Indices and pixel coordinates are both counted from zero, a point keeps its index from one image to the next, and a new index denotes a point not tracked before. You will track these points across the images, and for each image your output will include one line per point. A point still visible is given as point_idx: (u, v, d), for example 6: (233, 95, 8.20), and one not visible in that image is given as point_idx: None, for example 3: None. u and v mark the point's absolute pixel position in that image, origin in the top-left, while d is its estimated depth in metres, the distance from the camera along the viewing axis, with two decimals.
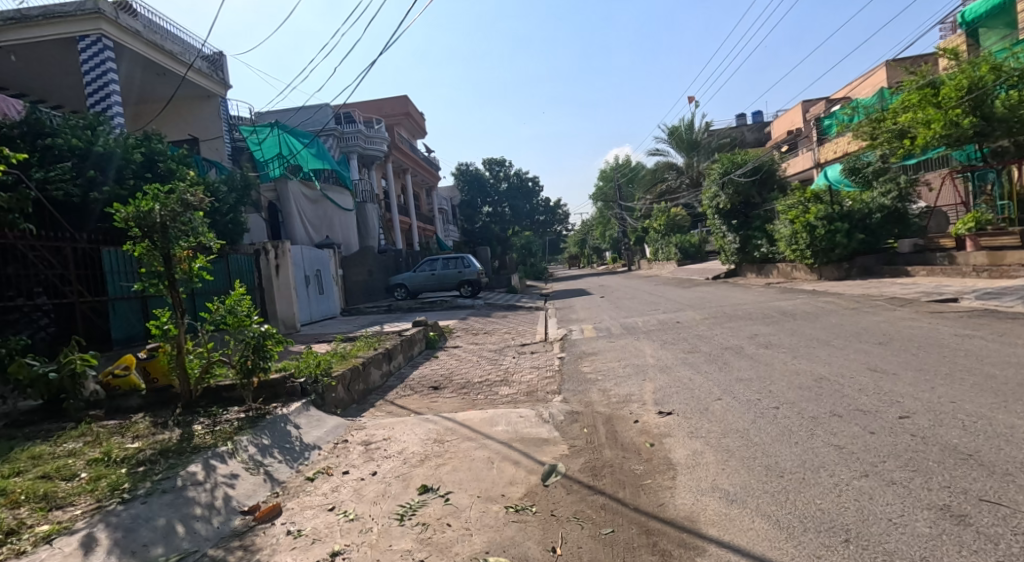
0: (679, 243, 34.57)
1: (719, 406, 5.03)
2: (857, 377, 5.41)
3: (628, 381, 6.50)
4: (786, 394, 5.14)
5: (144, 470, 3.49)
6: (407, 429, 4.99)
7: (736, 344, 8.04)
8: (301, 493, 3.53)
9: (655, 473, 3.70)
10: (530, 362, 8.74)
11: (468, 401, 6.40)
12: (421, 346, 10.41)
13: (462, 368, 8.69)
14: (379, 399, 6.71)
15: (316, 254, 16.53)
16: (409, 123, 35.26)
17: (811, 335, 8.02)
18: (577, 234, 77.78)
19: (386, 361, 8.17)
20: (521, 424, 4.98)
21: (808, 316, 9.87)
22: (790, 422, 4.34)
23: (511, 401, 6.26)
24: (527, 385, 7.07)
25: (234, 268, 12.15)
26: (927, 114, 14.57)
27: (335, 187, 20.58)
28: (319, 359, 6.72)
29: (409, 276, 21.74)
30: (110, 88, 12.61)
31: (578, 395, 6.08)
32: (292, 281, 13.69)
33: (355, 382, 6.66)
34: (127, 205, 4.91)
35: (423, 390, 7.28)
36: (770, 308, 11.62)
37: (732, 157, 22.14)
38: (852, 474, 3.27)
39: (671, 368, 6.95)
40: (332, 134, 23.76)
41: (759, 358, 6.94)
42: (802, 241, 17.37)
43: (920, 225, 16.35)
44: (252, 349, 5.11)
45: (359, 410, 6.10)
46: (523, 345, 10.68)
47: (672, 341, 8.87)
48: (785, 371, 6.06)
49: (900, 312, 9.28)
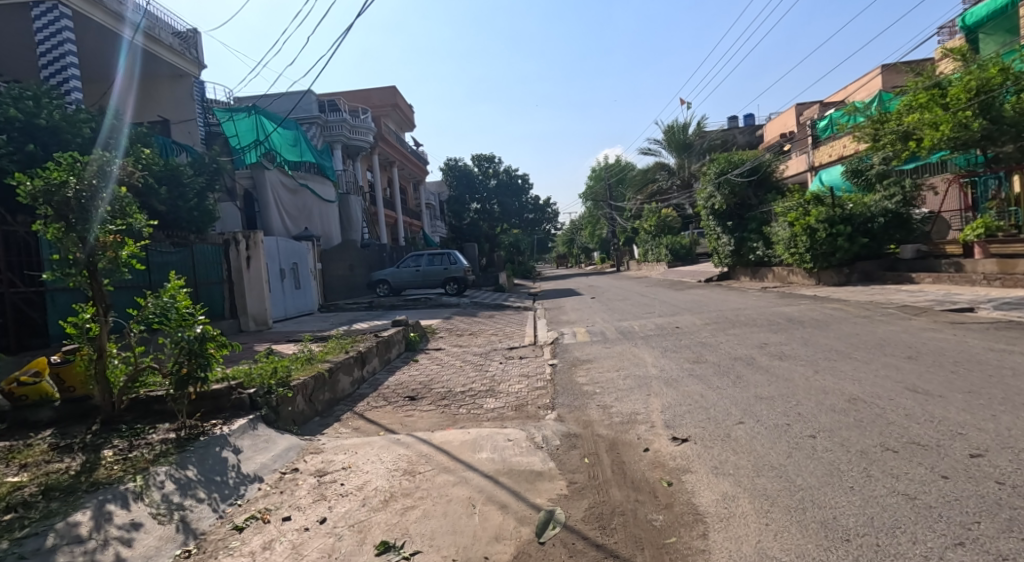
0: (670, 244, 33.91)
1: (742, 432, 4.27)
2: (897, 398, 4.68)
3: (631, 396, 5.71)
4: (821, 418, 4.39)
5: (11, 521, 2.68)
6: (372, 455, 4.17)
7: (745, 354, 7.31)
8: (222, 553, 2.72)
9: (680, 527, 2.93)
10: (519, 370, 7.94)
11: (449, 417, 5.58)
12: (399, 348, 9.56)
13: (443, 375, 7.85)
14: (346, 412, 5.88)
15: (293, 246, 15.62)
16: (397, 115, 34.35)
17: (828, 346, 7.30)
18: (565, 232, 77.09)
19: (358, 366, 7.32)
20: (510, 451, 4.18)
21: (818, 324, 9.16)
22: (836, 458, 3.57)
23: (497, 417, 5.45)
24: (515, 397, 6.27)
25: (196, 260, 11.33)
26: (935, 115, 13.96)
27: (315, 177, 19.69)
28: (279, 364, 5.89)
29: (392, 272, 20.78)
30: (67, 61, 11.66)
31: (576, 413, 5.30)
32: (264, 274, 12.72)
33: (319, 392, 5.83)
34: (34, 177, 4.05)
35: (399, 400, 6.45)
36: (773, 313, 10.92)
37: (729, 157, 21.42)
38: (941, 542, 2.51)
39: (678, 381, 6.17)
40: (316, 122, 22.81)
41: (776, 371, 6.19)
42: (802, 245, 16.62)
43: (924, 231, 15.72)
44: (188, 355, 4.23)
45: (321, 426, 5.26)
46: (511, 349, 9.88)
47: (674, 349, 8.11)
48: (810, 389, 5.29)
49: (916, 322, 8.60)
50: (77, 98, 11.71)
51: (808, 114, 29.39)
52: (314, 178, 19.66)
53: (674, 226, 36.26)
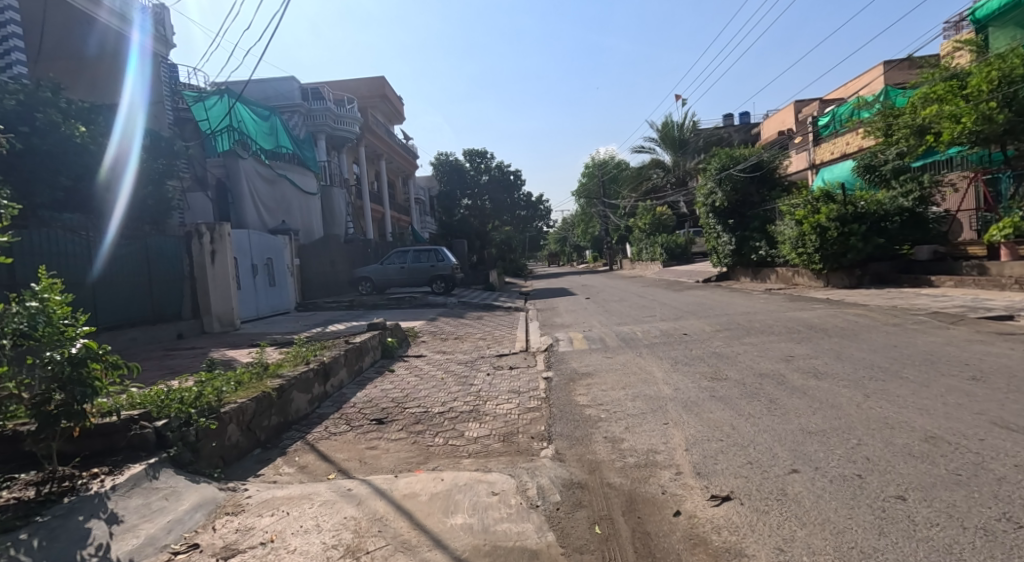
0: (664, 243, 32.96)
1: (800, 488, 3.24)
2: (988, 438, 3.68)
3: (645, 426, 4.66)
4: (902, 469, 3.34)
5: None
6: (306, 518, 3.09)
7: (771, 369, 6.32)
8: None
9: None
10: (508, 383, 6.89)
11: (421, 452, 4.52)
12: (374, 355, 8.49)
13: (421, 389, 6.80)
14: (294, 442, 4.80)
15: (266, 239, 14.45)
16: (385, 107, 33.19)
17: (867, 361, 6.29)
18: (557, 230, 75.94)
19: (320, 380, 6.24)
20: (496, 514, 3.14)
21: (844, 333, 8.13)
22: (954, 542, 2.53)
23: (481, 453, 4.41)
24: (504, 422, 5.22)
25: (150, 255, 10.22)
26: (955, 107, 12.98)
27: (295, 168, 18.51)
28: (211, 383, 4.75)
29: (375, 269, 19.62)
30: (9, 31, 10.61)
31: (578, 452, 4.24)
32: (230, 268, 11.53)
33: (262, 418, 4.73)
34: None
35: (364, 424, 5.36)
36: (790, 319, 9.92)
37: (731, 153, 20.42)
38: None
39: (700, 405, 5.13)
40: (298, 110, 21.54)
41: (816, 394, 5.15)
42: (810, 244, 15.66)
43: (940, 231, 14.82)
44: (61, 384, 3.16)
45: (257, 466, 4.17)
46: (500, 357, 8.78)
47: (686, 361, 7.08)
48: (868, 421, 4.23)
49: (958, 332, 7.60)
50: (20, 72, 10.72)
51: (808, 111, 28.58)
52: (294, 168, 18.46)
53: (669, 225, 35.39)
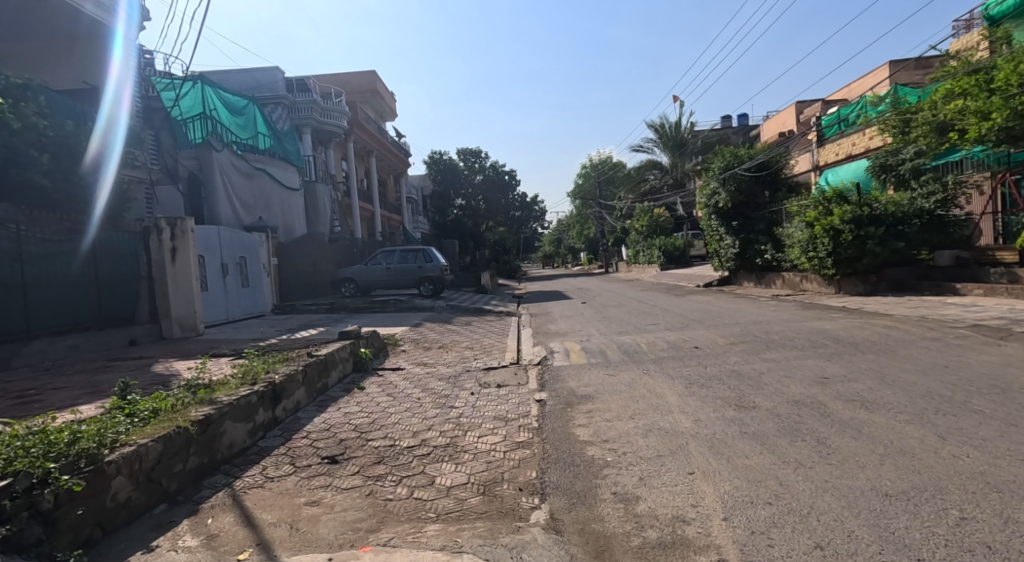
0: (662, 245, 31.88)
1: None
2: None
3: (665, 478, 3.62)
4: None
5: None
6: None
7: (805, 394, 5.32)
8: None
9: None
10: (494, 407, 5.85)
11: (374, 512, 3.45)
12: (344, 369, 7.44)
13: (391, 413, 5.72)
14: (212, 493, 3.73)
15: (238, 236, 13.32)
16: (376, 102, 32.03)
17: (918, 386, 5.30)
18: (551, 231, 74.87)
19: (268, 405, 5.15)
20: None
21: (879, 349, 7.11)
22: None
23: (453, 515, 3.35)
24: (487, 464, 4.16)
25: (97, 252, 9.11)
26: (979, 103, 11.94)
27: (275, 160, 17.39)
28: (108, 419, 3.69)
29: (359, 269, 18.54)
30: None
31: (580, 519, 3.18)
32: (192, 268, 10.40)
33: (173, 463, 3.64)
34: None
35: (313, 465, 4.30)
36: (810, 331, 8.92)
37: (736, 151, 19.31)
38: None
39: (731, 447, 4.08)
40: (281, 102, 20.36)
41: (874, 434, 4.12)
42: (821, 248, 14.73)
43: (963, 235, 13.90)
44: None
45: (150, 534, 3.12)
46: (488, 372, 7.70)
47: (703, 384, 6.01)
48: (963, 479, 3.22)
49: (1010, 349, 6.62)
50: None
51: (810, 112, 27.77)
52: (274, 161, 17.34)
53: (666, 227, 33.98)
